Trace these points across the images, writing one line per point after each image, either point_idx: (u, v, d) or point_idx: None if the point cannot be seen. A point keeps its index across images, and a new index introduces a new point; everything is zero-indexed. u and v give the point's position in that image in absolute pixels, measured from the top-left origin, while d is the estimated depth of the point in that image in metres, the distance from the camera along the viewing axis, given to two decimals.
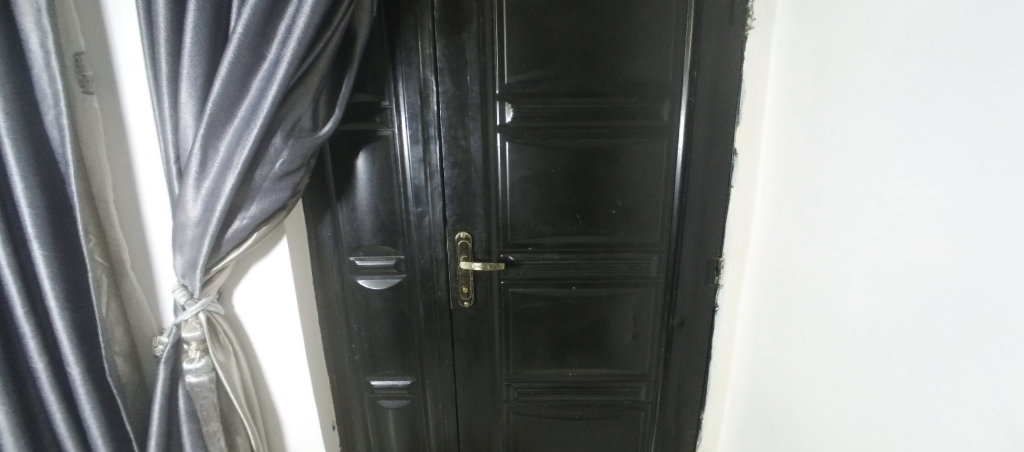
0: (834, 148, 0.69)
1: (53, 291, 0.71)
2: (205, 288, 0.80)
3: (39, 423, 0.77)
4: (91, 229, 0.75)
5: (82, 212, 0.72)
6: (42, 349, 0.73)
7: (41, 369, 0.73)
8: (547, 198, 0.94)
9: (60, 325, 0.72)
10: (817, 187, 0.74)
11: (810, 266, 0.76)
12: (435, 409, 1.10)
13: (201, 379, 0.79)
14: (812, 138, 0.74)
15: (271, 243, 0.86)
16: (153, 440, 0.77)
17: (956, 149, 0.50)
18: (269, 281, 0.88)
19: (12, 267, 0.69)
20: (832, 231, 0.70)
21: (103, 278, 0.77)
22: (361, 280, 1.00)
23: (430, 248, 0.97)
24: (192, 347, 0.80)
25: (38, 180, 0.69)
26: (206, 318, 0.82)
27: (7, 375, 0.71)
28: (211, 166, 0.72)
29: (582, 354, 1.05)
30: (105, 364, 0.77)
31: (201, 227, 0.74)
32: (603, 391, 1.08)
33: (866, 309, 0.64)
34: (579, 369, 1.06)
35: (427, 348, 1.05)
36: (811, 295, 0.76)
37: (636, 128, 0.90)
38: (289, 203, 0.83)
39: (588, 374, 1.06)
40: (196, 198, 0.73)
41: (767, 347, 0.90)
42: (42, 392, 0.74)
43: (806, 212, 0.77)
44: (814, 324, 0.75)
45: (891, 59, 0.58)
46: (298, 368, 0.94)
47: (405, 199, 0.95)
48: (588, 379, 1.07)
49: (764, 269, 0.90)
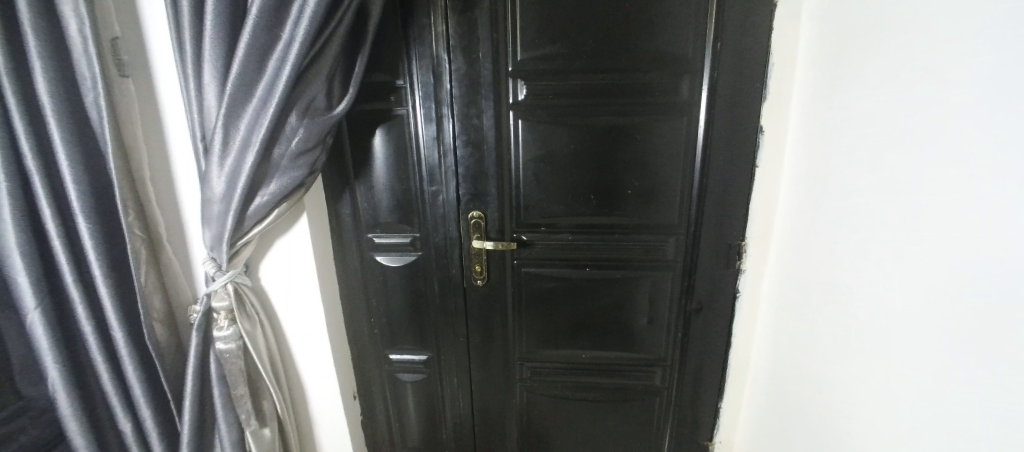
0: (866, 121, 0.64)
1: (96, 261, 0.77)
2: (231, 261, 0.85)
3: (89, 380, 0.84)
4: (130, 205, 0.80)
5: (120, 187, 0.77)
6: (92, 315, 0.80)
7: (89, 332, 0.79)
8: (559, 178, 0.93)
9: (103, 292, 0.79)
10: (845, 165, 0.69)
11: (836, 249, 0.72)
12: (451, 384, 1.13)
13: (230, 346, 0.85)
14: (841, 116, 0.69)
15: (293, 219, 0.89)
16: (187, 398, 0.83)
17: (982, 125, 0.46)
18: (291, 256, 0.92)
19: (61, 239, 0.75)
20: (859, 211, 0.66)
21: (142, 250, 0.83)
22: (378, 256, 1.03)
23: (444, 227, 0.98)
24: (221, 315, 0.85)
25: (81, 157, 0.74)
26: (234, 289, 0.87)
27: (60, 337, 0.78)
28: (232, 145, 0.75)
29: (595, 337, 1.04)
30: (144, 330, 0.83)
31: (226, 202, 0.78)
32: (618, 374, 1.07)
33: (894, 292, 0.59)
34: (592, 352, 1.05)
35: (443, 325, 1.07)
36: (836, 280, 0.72)
37: (655, 106, 0.87)
38: (307, 182, 0.85)
39: (602, 356, 1.05)
40: (221, 174, 0.77)
41: (789, 334, 0.86)
42: (91, 353, 0.81)
43: (833, 192, 0.72)
44: (841, 310, 0.71)
45: (925, 27, 0.53)
46: (319, 340, 0.98)
47: (420, 178, 0.96)
48: (600, 363, 1.06)
49: (789, 254, 0.86)
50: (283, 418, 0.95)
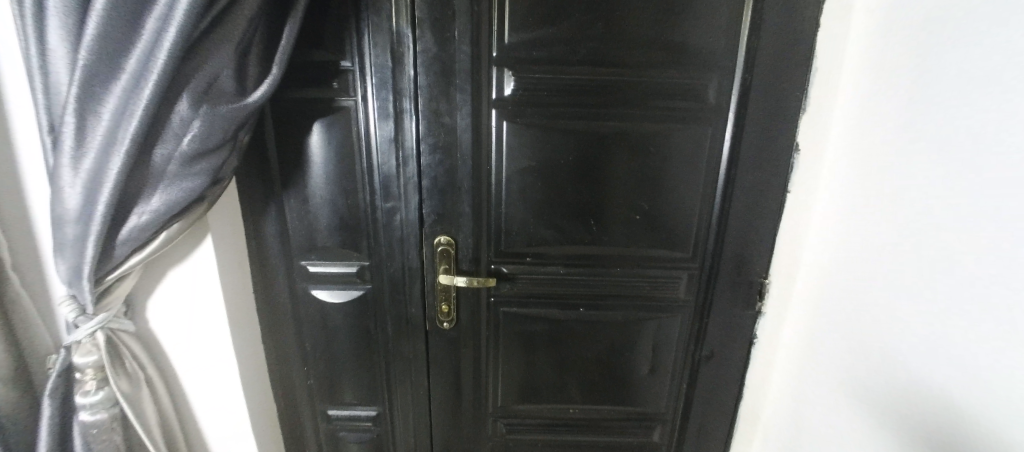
0: (915, 148, 0.52)
1: None
2: (102, 302, 0.59)
3: None
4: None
5: None
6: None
7: None
8: (550, 198, 0.75)
9: None
10: (890, 201, 0.56)
11: (871, 302, 0.59)
12: (408, 444, 0.92)
13: (98, 417, 0.58)
14: (891, 139, 0.56)
15: (191, 245, 0.65)
16: None
17: None
18: (188, 293, 0.67)
19: None
20: (903, 259, 0.53)
21: None
22: (315, 290, 0.83)
23: (402, 254, 0.79)
24: (86, 376, 0.58)
25: None
26: (106, 337, 0.60)
27: None
28: (91, 140, 0.51)
29: (588, 387, 0.87)
30: None
31: (83, 224, 0.53)
32: (613, 430, 0.90)
33: (948, 368, 0.46)
34: (585, 408, 0.88)
35: (396, 375, 0.87)
36: (867, 341, 0.59)
37: (674, 112, 0.71)
38: (209, 194, 0.62)
39: (594, 411, 0.88)
40: (74, 183, 0.52)
41: (806, 393, 0.73)
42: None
43: (869, 229, 0.59)
44: (872, 378, 0.58)
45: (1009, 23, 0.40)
46: (234, 401, 0.74)
47: (370, 189, 0.77)
48: (589, 419, 0.89)
49: (817, 302, 0.71)
50: None
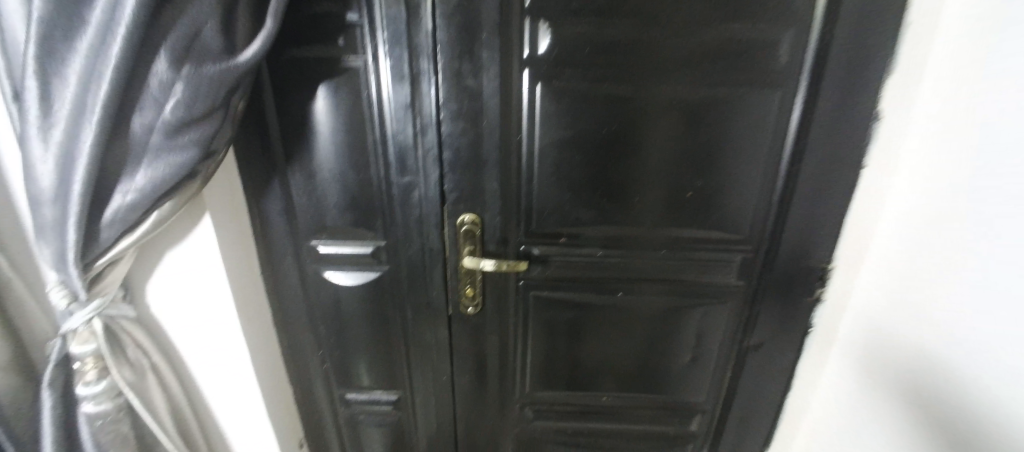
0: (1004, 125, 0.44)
1: None
2: (94, 288, 0.53)
3: None
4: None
5: None
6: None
7: None
8: (586, 175, 0.68)
9: None
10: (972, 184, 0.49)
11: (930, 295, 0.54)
12: (429, 426, 0.91)
13: (104, 407, 0.53)
14: (984, 107, 0.47)
15: (188, 224, 0.59)
16: None
17: None
18: (193, 276, 0.61)
19: None
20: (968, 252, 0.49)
21: None
22: (326, 270, 0.77)
23: (421, 235, 0.74)
24: (86, 365, 0.52)
25: None
26: (105, 326, 0.54)
27: None
28: (60, 108, 0.43)
29: (613, 375, 0.85)
30: None
31: (61, 205, 0.46)
32: (635, 417, 0.90)
33: (996, 369, 0.43)
34: (609, 397, 0.87)
35: (417, 359, 0.85)
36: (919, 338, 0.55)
37: (738, 72, 0.60)
38: (202, 169, 0.55)
39: (626, 399, 0.88)
40: (46, 157, 0.44)
41: (851, 387, 0.69)
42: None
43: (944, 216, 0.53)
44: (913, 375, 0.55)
45: None
46: (249, 388, 0.70)
47: (384, 163, 0.69)
48: (611, 407, 0.89)
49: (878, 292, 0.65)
50: None
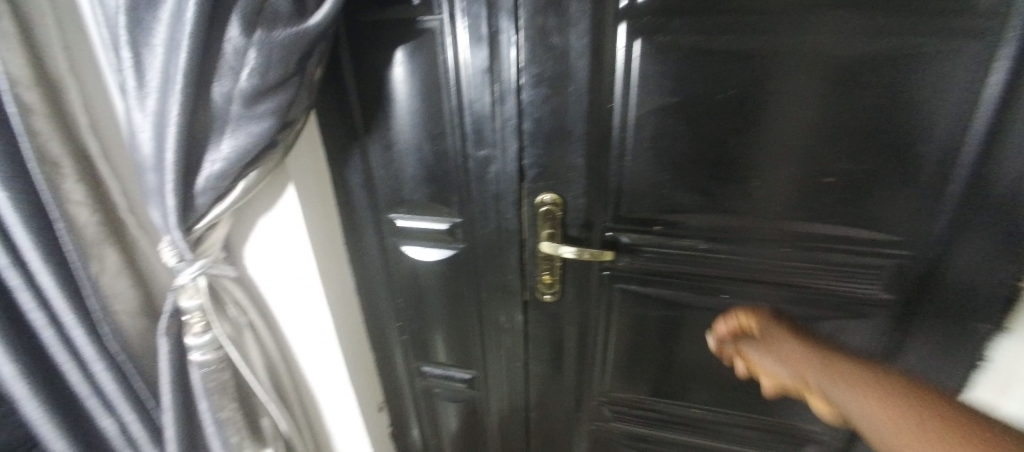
0: None
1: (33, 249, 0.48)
2: (200, 249, 0.57)
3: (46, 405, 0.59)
4: (44, 165, 0.47)
5: (50, 145, 0.48)
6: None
7: (46, 336, 0.52)
8: (692, 152, 0.57)
9: (46, 284, 0.50)
10: None
11: None
12: (501, 412, 0.88)
13: (207, 357, 0.58)
14: None
15: (275, 191, 0.60)
16: (170, 430, 0.58)
17: None
18: (283, 243, 0.64)
19: None
20: None
21: (89, 226, 0.53)
22: (404, 244, 0.75)
23: (498, 213, 0.68)
24: (193, 318, 0.58)
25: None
26: (208, 284, 0.59)
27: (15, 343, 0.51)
28: (150, 75, 0.44)
29: (708, 384, 0.74)
30: (108, 335, 0.55)
31: (159, 171, 0.48)
32: (727, 436, 0.78)
33: None
34: (700, 408, 0.76)
35: (490, 343, 0.80)
36: None
37: (931, 11, 0.44)
38: (282, 138, 0.54)
39: (720, 413, 0.76)
40: (144, 124, 0.46)
41: None
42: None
43: None
44: None
45: None
46: (334, 352, 0.73)
47: (461, 134, 0.63)
48: (698, 420, 0.78)
49: None
50: (292, 443, 0.72)
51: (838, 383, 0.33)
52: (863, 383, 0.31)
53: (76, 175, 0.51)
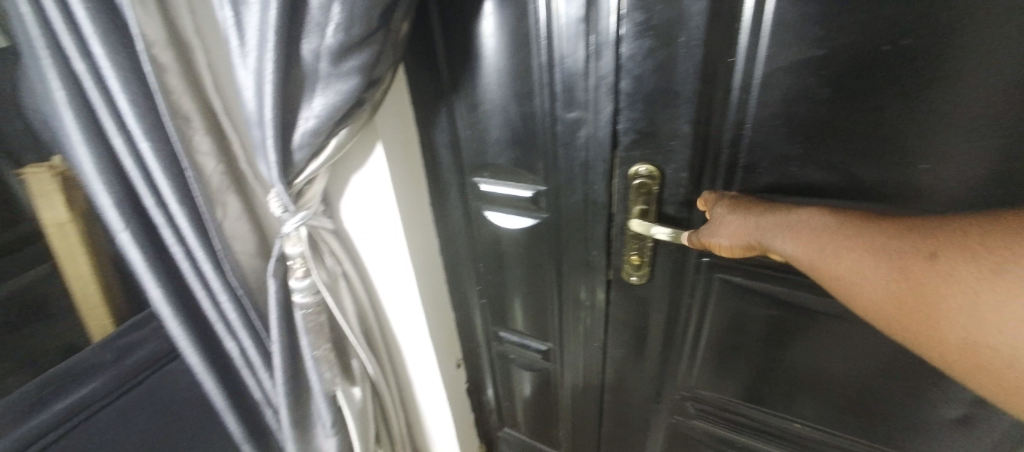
0: None
1: (169, 193, 0.60)
2: (300, 201, 0.62)
3: (200, 317, 0.75)
4: (176, 119, 0.56)
5: (182, 103, 0.56)
6: (157, 274, 0.67)
7: (181, 261, 0.66)
8: (828, 123, 0.45)
9: (180, 221, 0.62)
10: None
11: None
12: (575, 392, 0.84)
13: (307, 300, 0.65)
14: None
15: (365, 150, 0.61)
16: (277, 355, 0.68)
17: None
18: (373, 201, 0.66)
19: (139, 174, 0.60)
20: None
21: (213, 176, 0.62)
22: (486, 210, 0.71)
23: (585, 184, 0.61)
24: (296, 263, 0.64)
25: (136, 81, 0.54)
26: (308, 233, 0.64)
27: (155, 266, 0.67)
28: (249, 33, 0.46)
29: (822, 405, 0.60)
30: (229, 267, 0.67)
31: (261, 127, 0.51)
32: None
33: None
34: (808, 427, 0.63)
35: (567, 320, 0.76)
36: None
37: None
38: (369, 98, 0.54)
39: (835, 436, 0.62)
40: (248, 81, 0.49)
41: None
42: (155, 305, 0.69)
43: None
44: None
45: None
46: (415, 309, 0.75)
47: (549, 93, 0.56)
48: (803, 438, 0.64)
49: None
50: (376, 382, 0.80)
51: (874, 250, 0.33)
52: (900, 245, 0.32)
53: (203, 129, 0.59)
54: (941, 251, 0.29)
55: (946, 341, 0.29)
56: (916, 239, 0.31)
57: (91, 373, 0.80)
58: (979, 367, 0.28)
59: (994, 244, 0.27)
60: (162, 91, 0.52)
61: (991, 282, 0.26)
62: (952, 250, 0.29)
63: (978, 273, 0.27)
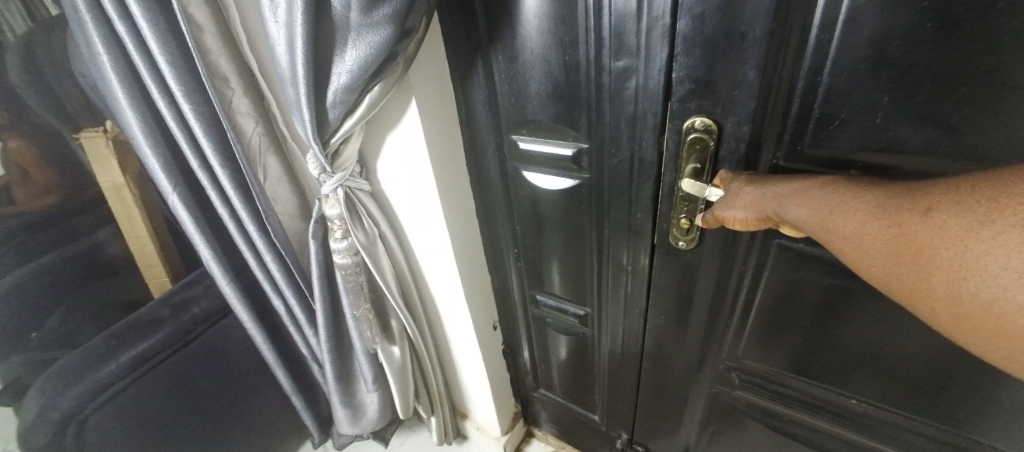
0: None
1: (213, 156, 0.61)
2: (336, 163, 0.61)
3: (250, 276, 0.79)
4: (215, 80, 0.56)
5: (219, 62, 0.55)
6: (207, 234, 0.70)
7: (229, 222, 0.69)
8: (935, 67, 0.37)
9: (225, 182, 0.64)
10: None
11: None
12: (612, 357, 0.82)
13: (347, 261, 0.67)
14: None
15: (400, 107, 0.59)
16: (321, 312, 0.72)
17: None
18: (408, 161, 0.64)
19: (184, 136, 0.61)
20: None
21: (252, 137, 0.63)
22: (524, 170, 0.67)
23: (633, 140, 0.56)
24: (335, 224, 0.65)
25: (174, 39, 0.53)
26: (346, 194, 0.64)
27: (204, 229, 0.70)
28: None
29: (887, 385, 0.54)
30: (273, 229, 0.68)
31: (294, 84, 0.50)
32: (907, 446, 0.58)
33: None
34: (869, 406, 0.57)
35: (606, 286, 0.73)
36: None
37: None
38: (402, 50, 0.50)
39: (900, 419, 0.56)
40: (280, 36, 0.47)
41: None
42: (207, 262, 0.72)
43: None
44: None
45: None
46: (451, 272, 0.75)
47: (595, 39, 0.51)
48: (861, 416, 0.59)
49: None
50: (414, 341, 0.82)
51: (876, 207, 0.31)
52: (898, 204, 0.30)
53: (242, 90, 0.59)
54: (936, 204, 0.27)
55: (938, 296, 0.27)
56: (917, 198, 0.29)
57: (152, 328, 0.80)
58: (978, 322, 0.25)
59: (988, 190, 0.24)
60: (196, 48, 0.51)
61: (977, 229, 0.24)
62: (946, 202, 0.26)
63: (968, 222, 0.25)
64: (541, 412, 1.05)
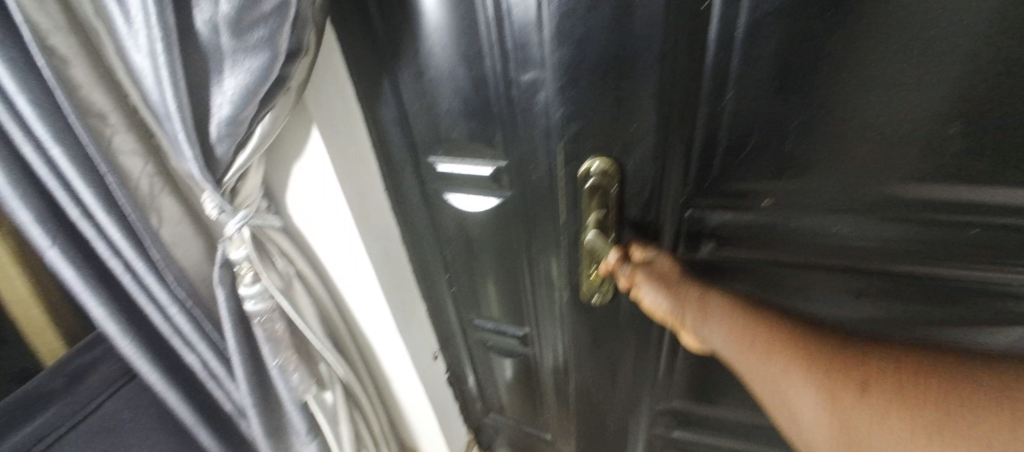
0: None
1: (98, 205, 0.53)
2: (236, 200, 0.56)
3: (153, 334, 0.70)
4: (88, 118, 0.49)
5: (89, 101, 0.49)
6: (98, 294, 0.60)
7: (125, 279, 0.60)
8: (795, 81, 0.43)
9: (117, 238, 0.56)
10: None
11: None
12: (556, 374, 0.81)
13: (261, 307, 0.61)
14: None
15: (302, 137, 0.55)
16: (239, 368, 0.64)
17: None
18: (318, 195, 0.60)
19: (57, 179, 0.51)
20: None
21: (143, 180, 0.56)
22: (446, 193, 0.66)
23: (549, 157, 0.55)
24: (243, 269, 0.59)
25: (35, 74, 0.46)
26: (253, 233, 0.58)
27: (99, 288, 0.60)
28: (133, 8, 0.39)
29: None
30: (173, 280, 0.60)
31: (169, 120, 0.45)
32: None
33: None
34: None
35: (542, 304, 0.72)
36: None
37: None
38: (292, 75, 0.47)
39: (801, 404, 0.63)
40: (145, 66, 0.42)
41: None
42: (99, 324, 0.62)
43: None
44: None
45: None
46: (381, 305, 0.71)
47: (499, 56, 0.50)
48: None
49: None
50: (348, 384, 0.76)
51: (810, 364, 0.32)
52: (838, 371, 0.31)
53: (124, 126, 0.52)
54: (876, 387, 0.28)
55: None
56: (858, 369, 0.30)
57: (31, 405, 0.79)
58: None
59: (947, 401, 0.24)
60: (60, 83, 0.45)
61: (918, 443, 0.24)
62: (884, 391, 0.27)
63: (907, 429, 0.25)
64: (496, 439, 1.01)
